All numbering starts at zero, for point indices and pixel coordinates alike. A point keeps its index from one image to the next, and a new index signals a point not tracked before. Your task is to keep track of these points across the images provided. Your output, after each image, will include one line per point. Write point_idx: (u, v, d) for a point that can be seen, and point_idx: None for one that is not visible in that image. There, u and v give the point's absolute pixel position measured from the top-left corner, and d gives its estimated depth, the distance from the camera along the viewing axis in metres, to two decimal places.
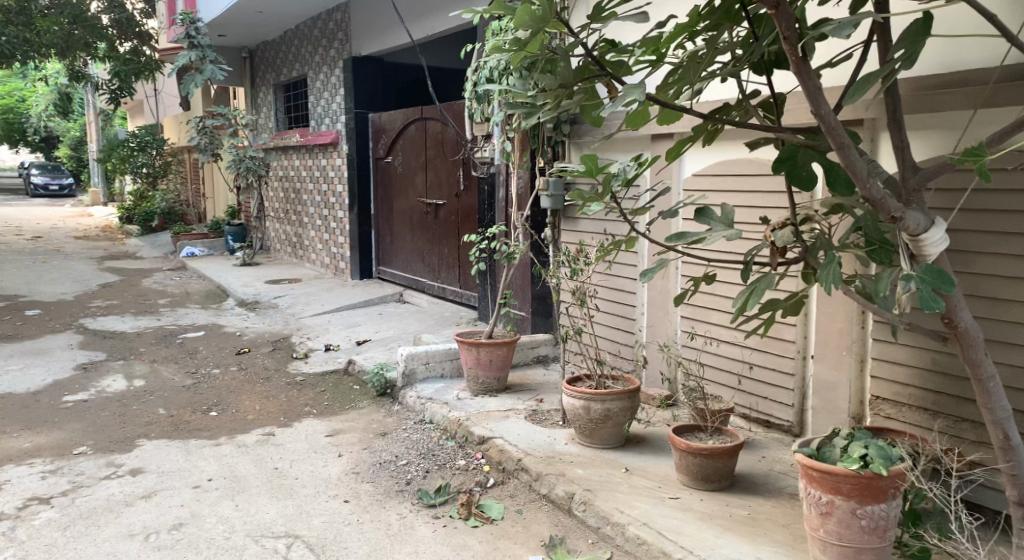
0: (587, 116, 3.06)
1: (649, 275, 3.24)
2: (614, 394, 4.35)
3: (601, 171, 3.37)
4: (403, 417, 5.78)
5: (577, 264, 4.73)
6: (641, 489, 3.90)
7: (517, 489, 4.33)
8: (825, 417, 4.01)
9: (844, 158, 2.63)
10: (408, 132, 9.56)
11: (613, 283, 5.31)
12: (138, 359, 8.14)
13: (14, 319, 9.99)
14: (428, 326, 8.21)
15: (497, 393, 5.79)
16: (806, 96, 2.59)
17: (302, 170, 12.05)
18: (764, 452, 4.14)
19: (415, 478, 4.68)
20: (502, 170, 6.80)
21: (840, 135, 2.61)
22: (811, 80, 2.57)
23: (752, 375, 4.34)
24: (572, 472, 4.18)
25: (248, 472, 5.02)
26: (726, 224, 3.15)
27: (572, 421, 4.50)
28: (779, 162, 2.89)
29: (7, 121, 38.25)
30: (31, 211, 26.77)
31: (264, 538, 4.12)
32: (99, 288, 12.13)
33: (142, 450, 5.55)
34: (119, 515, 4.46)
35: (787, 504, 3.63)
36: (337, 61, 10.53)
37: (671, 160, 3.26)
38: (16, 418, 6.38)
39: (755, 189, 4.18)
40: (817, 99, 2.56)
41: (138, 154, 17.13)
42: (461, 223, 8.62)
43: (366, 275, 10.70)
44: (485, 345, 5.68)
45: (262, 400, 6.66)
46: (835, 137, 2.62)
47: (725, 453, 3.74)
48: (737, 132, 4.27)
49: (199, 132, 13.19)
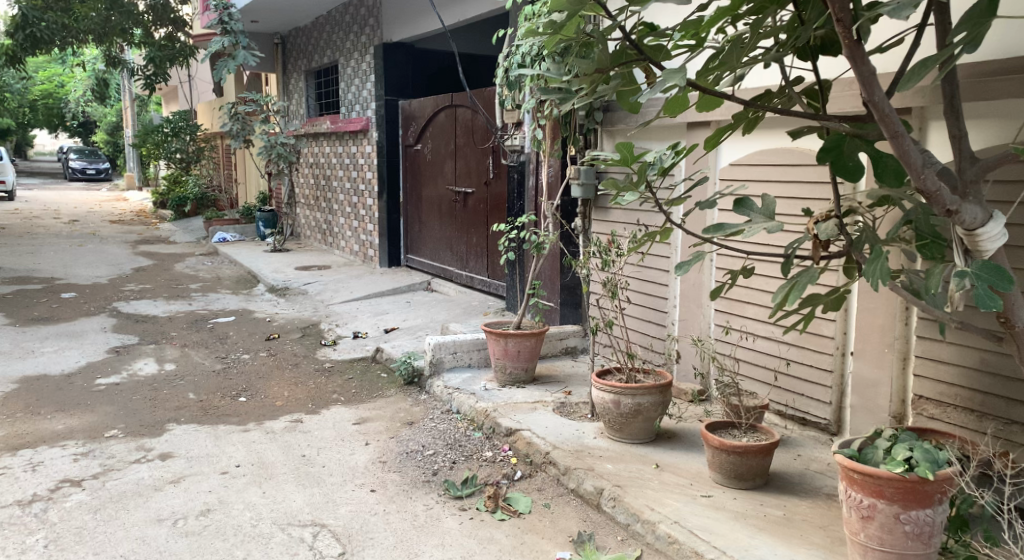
0: (624, 102, 2.96)
1: (684, 268, 3.15)
2: (646, 389, 4.27)
3: (636, 160, 3.27)
4: (430, 407, 5.74)
5: (608, 255, 4.64)
6: (672, 486, 3.82)
7: (545, 483, 4.26)
8: (864, 416, 3.90)
9: (898, 147, 2.53)
10: (437, 119, 9.49)
11: (646, 275, 5.21)
12: (170, 343, 8.19)
13: (50, 301, 10.10)
14: (457, 315, 8.16)
15: (525, 384, 5.72)
16: (859, 82, 2.49)
17: (333, 157, 12.04)
18: (799, 450, 4.04)
19: (441, 469, 4.64)
20: (532, 158, 6.71)
21: (894, 123, 2.50)
22: (864, 64, 2.46)
23: (789, 371, 4.23)
24: (601, 467, 4.10)
25: (276, 458, 5.01)
26: (766, 216, 3.04)
27: (601, 415, 4.43)
28: (825, 151, 2.78)
29: (46, 106, 38.77)
30: (68, 194, 27.12)
31: (290, 526, 4.09)
32: (133, 272, 12.24)
33: (172, 434, 5.56)
34: (148, 500, 4.47)
35: (823, 505, 3.53)
36: (368, 47, 10.49)
37: (709, 149, 3.15)
38: (50, 399, 6.44)
39: (796, 180, 4.07)
40: (871, 85, 2.47)
41: (172, 139, 17.24)
42: (489, 212, 8.56)
43: (394, 263, 10.67)
44: (513, 336, 5.61)
45: (291, 386, 6.66)
46: (888, 126, 2.52)
47: (760, 451, 3.65)
48: (778, 121, 4.16)
49: (232, 118, 13.22)
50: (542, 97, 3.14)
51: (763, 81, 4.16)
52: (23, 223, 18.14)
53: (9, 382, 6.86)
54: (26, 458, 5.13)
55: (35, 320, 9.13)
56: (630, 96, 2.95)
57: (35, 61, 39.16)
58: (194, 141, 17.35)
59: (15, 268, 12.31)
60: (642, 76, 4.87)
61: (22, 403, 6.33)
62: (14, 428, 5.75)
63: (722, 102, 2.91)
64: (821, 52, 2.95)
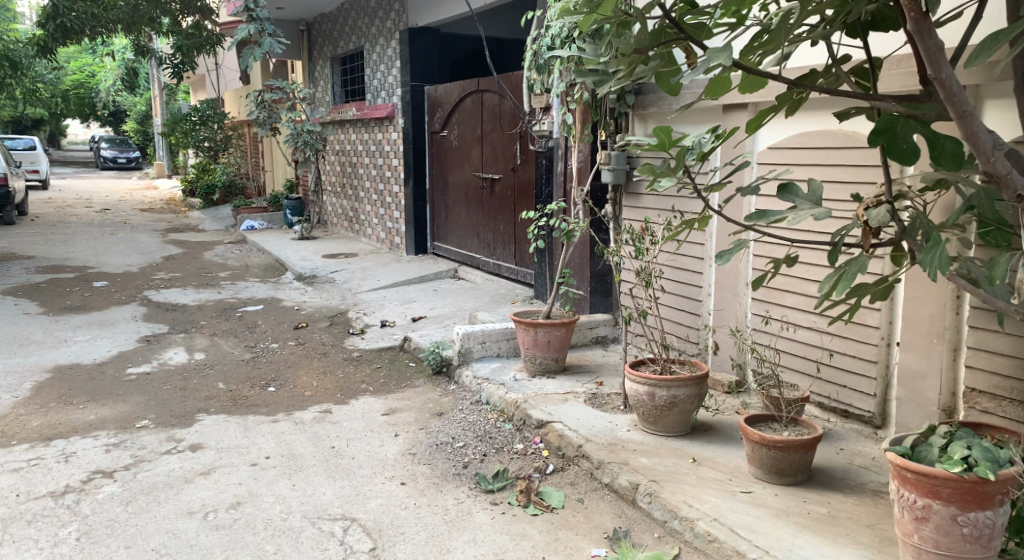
0: (663, 84, 2.84)
1: (725, 257, 3.04)
2: (680, 381, 4.16)
3: (674, 144, 3.15)
4: (459, 398, 5.66)
5: (641, 243, 4.51)
6: (710, 481, 3.71)
7: (578, 477, 4.17)
8: (911, 409, 3.77)
9: (965, 128, 2.50)
10: (464, 104, 9.39)
11: (681, 263, 5.10)
12: (200, 332, 8.18)
13: (81, 289, 10.16)
14: (484, 304, 8.07)
15: (555, 375, 5.63)
16: (925, 57, 2.45)
17: (359, 144, 11.99)
18: (842, 444, 3.92)
19: (472, 462, 4.56)
20: (561, 143, 6.59)
21: (961, 103, 2.48)
22: (931, 38, 2.43)
23: (832, 362, 4.11)
24: (636, 461, 4.01)
25: (306, 450, 4.96)
26: (813, 201, 2.90)
27: (634, 407, 4.33)
28: (876, 133, 2.61)
29: (78, 96, 39.10)
30: (99, 183, 27.39)
31: (320, 520, 4.03)
32: (163, 261, 12.29)
33: (201, 425, 5.53)
34: (179, 492, 4.44)
35: (870, 503, 3.41)
36: (393, 33, 10.40)
37: (751, 132, 3.03)
38: (82, 389, 6.44)
39: (841, 164, 3.94)
40: (938, 61, 2.43)
41: (200, 127, 17.26)
42: (517, 199, 8.45)
43: (421, 251, 10.59)
44: (543, 325, 5.51)
45: (320, 376, 6.62)
46: (956, 105, 2.48)
47: (802, 446, 3.54)
48: (824, 101, 4.04)
49: (258, 106, 13.19)
50: (577, 79, 3.02)
51: (806, 61, 4.04)
52: (56, 212, 18.31)
53: (42, 372, 6.89)
54: (58, 449, 5.13)
55: (67, 308, 9.18)
56: (670, 78, 2.85)
57: (66, 52, 39.52)
58: (222, 130, 17.37)
59: (48, 257, 12.40)
60: (683, 55, 4.78)
61: (55, 392, 6.34)
62: (47, 418, 5.76)
63: (767, 83, 2.80)
64: (869, 29, 2.83)
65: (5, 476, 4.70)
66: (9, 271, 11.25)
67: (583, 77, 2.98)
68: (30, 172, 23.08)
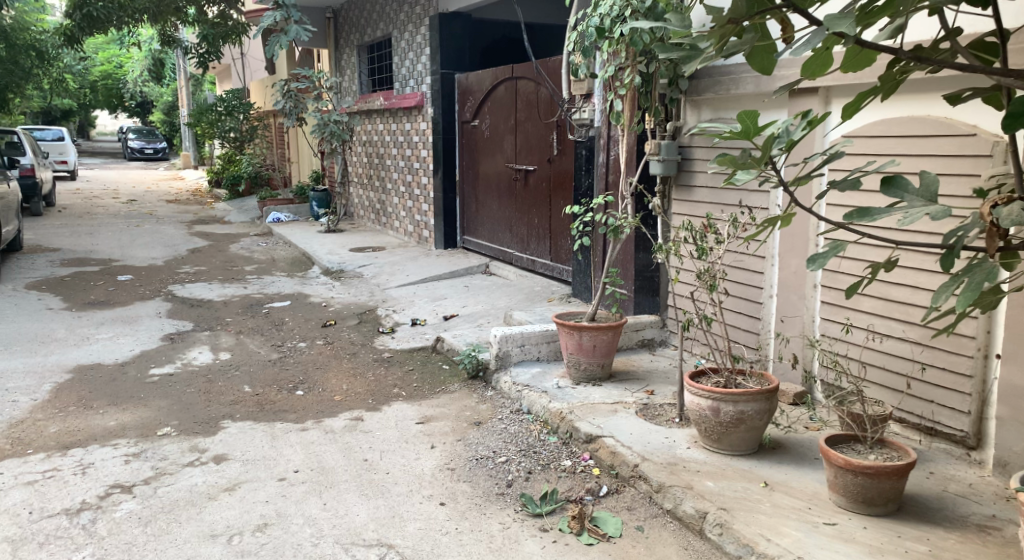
0: (758, 61, 2.53)
1: (817, 260, 2.72)
2: (749, 395, 3.83)
3: (759, 133, 2.82)
4: (498, 405, 5.31)
5: (704, 242, 4.11)
6: (787, 510, 3.44)
7: (635, 501, 3.84)
8: (1014, 430, 3.43)
9: None
10: (497, 92, 8.98)
11: (741, 262, 4.75)
12: (225, 330, 7.89)
13: (106, 283, 9.91)
14: (519, 302, 7.69)
15: (600, 381, 5.25)
16: None
17: (386, 135, 11.65)
18: (930, 467, 3.63)
19: (516, 480, 4.21)
20: (603, 132, 6.19)
21: None
22: None
23: (923, 377, 3.77)
24: (701, 484, 3.71)
25: (336, 463, 4.63)
26: (926, 198, 2.58)
27: (697, 423, 4.00)
28: (1011, 118, 2.34)
29: (106, 86, 39.06)
30: (128, 174, 27.26)
31: (354, 547, 3.71)
32: (189, 254, 12.00)
33: (226, 433, 5.21)
34: (202, 510, 4.13)
35: (975, 541, 3.13)
36: (423, 18, 10.01)
37: (846, 117, 2.74)
38: (103, 392, 6.16)
39: (940, 158, 3.65)
40: None
41: (226, 118, 16.92)
42: (553, 191, 8.04)
43: (450, 244, 10.25)
44: (588, 329, 5.11)
45: (350, 378, 6.29)
46: None
47: (893, 474, 3.25)
48: (925, 83, 3.71)
49: (284, 95, 12.83)
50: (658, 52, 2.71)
51: (907, 35, 3.71)
52: (83, 203, 18.15)
53: (63, 372, 6.61)
54: (75, 459, 4.83)
55: (91, 304, 8.92)
56: (765, 55, 2.54)
57: (94, 41, 39.45)
58: (248, 120, 17.04)
59: (75, 249, 12.19)
60: (775, 29, 4.44)
61: (74, 396, 6.06)
62: (65, 424, 5.47)
63: (874, 59, 2.54)
64: None
65: (19, 490, 4.42)
66: (33, 264, 11.03)
67: (666, 52, 2.67)
68: (58, 162, 22.96)
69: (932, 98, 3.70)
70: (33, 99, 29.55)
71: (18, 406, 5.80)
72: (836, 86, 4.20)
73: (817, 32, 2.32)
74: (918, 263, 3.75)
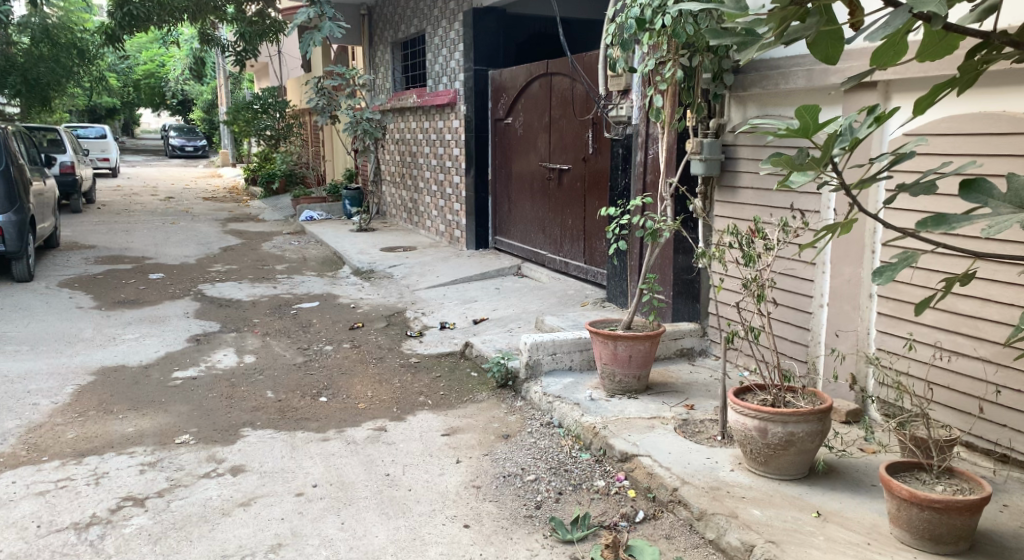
0: (821, 50, 2.21)
1: (884, 274, 2.44)
2: (800, 416, 3.53)
3: (819, 130, 2.53)
4: (527, 417, 5.05)
5: (751, 248, 3.81)
6: (842, 545, 3.14)
7: (674, 528, 3.56)
8: None
9: None
10: (531, 89, 8.71)
11: (791, 269, 4.46)
12: (252, 331, 7.71)
13: (137, 282, 9.80)
14: (551, 306, 7.43)
15: (636, 394, 4.96)
16: None
17: (419, 133, 11.43)
18: (1003, 499, 3.32)
19: (545, 502, 3.94)
20: (640, 130, 5.90)
21: None
22: None
23: (997, 400, 3.49)
24: (746, 513, 3.41)
25: (357, 477, 4.40)
26: (1015, 204, 2.27)
27: (743, 444, 3.71)
28: None
29: (149, 84, 39.40)
30: (168, 171, 27.41)
31: None
32: (221, 252, 11.89)
33: (245, 442, 5.00)
34: (214, 528, 3.93)
35: None
36: (456, 14, 9.78)
37: (918, 113, 2.45)
38: (125, 395, 6.00)
39: (1017, 160, 3.37)
40: None
41: (262, 116, 16.81)
42: (587, 190, 7.76)
43: (482, 245, 10.00)
44: (624, 338, 4.82)
45: (376, 385, 6.06)
46: None
47: (966, 510, 2.93)
48: (1005, 74, 3.41)
49: (317, 93, 12.62)
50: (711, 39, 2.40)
51: (997, 19, 3.40)
52: (122, 200, 18.20)
53: (86, 374, 6.46)
54: (90, 468, 4.66)
55: (120, 303, 8.81)
56: (830, 44, 2.22)
57: (137, 41, 39.77)
58: (284, 118, 16.94)
59: (109, 247, 12.15)
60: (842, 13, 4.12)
61: (95, 399, 5.90)
62: (83, 429, 5.31)
63: (958, 47, 2.23)
64: None
65: (30, 501, 4.25)
66: (68, 261, 11.00)
67: (718, 39, 2.39)
68: (100, 159, 23.07)
69: (1012, 91, 3.40)
70: (77, 97, 29.80)
71: (38, 410, 5.65)
72: (897, 80, 3.92)
73: (897, 14, 2.04)
74: (991, 273, 3.47)
